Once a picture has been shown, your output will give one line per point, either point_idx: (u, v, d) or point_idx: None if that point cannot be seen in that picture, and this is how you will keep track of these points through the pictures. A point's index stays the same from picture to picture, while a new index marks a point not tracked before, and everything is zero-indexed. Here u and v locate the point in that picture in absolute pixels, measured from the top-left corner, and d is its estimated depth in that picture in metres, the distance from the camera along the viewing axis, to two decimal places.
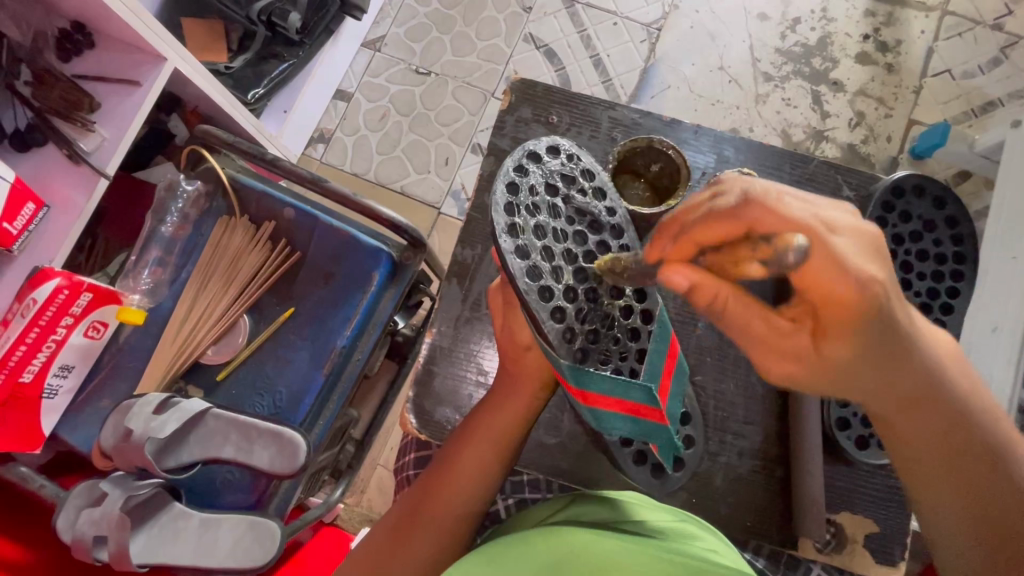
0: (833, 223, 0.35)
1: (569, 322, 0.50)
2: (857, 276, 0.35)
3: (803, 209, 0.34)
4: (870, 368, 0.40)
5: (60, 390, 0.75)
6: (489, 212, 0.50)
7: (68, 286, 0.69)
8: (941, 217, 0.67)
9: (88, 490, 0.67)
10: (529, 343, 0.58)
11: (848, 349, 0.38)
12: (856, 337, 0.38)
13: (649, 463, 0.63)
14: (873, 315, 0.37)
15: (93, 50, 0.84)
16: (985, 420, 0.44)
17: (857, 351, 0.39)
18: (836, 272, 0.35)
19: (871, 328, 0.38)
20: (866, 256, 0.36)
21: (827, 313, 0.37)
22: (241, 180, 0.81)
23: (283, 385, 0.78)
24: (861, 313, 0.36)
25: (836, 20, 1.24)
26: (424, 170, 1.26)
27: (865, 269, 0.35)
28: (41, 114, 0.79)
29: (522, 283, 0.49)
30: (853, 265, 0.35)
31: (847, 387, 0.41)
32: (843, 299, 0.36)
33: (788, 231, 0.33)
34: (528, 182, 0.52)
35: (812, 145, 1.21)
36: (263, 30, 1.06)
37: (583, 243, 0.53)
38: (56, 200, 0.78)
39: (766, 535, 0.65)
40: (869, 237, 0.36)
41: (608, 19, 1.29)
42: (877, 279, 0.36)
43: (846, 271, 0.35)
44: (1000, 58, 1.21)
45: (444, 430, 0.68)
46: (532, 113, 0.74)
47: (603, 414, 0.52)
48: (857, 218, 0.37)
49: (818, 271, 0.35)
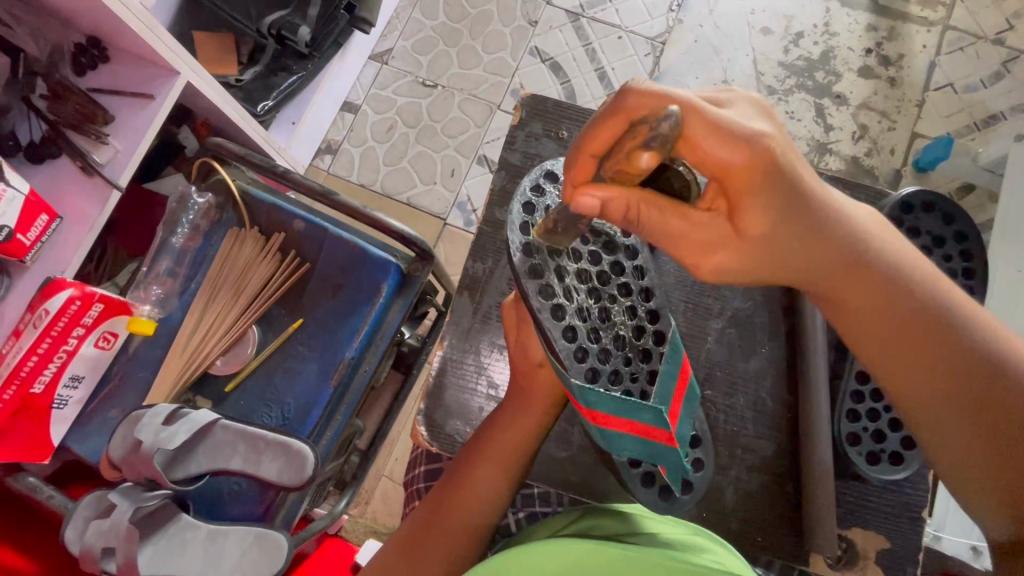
0: (712, 105, 0.44)
1: (580, 341, 0.51)
2: (737, 134, 0.43)
3: (681, 92, 0.42)
4: (778, 231, 0.47)
5: (70, 401, 0.75)
6: (506, 231, 0.51)
7: (80, 296, 0.70)
8: (949, 233, 0.68)
9: (96, 502, 0.68)
10: (542, 360, 0.59)
11: (759, 218, 0.46)
12: (759, 200, 0.45)
13: (657, 485, 0.62)
14: (771, 174, 0.44)
15: (108, 64, 0.86)
16: (946, 296, 0.48)
17: (757, 206, 0.45)
18: (716, 146, 0.42)
19: (765, 199, 0.45)
20: (745, 121, 0.44)
21: (724, 175, 0.44)
22: (250, 192, 0.81)
23: (292, 397, 0.78)
24: (754, 168, 0.44)
25: (839, 34, 1.26)
26: (430, 182, 1.27)
27: (743, 130, 0.43)
28: (55, 126, 0.79)
29: (534, 302, 0.50)
30: (732, 130, 0.42)
31: (779, 270, 0.49)
32: (735, 165, 0.43)
33: (665, 106, 0.40)
34: (545, 203, 0.53)
35: (816, 158, 1.21)
36: (274, 43, 1.08)
37: (597, 262, 0.55)
38: (68, 212, 0.79)
39: (777, 551, 0.65)
40: (753, 113, 0.45)
41: (613, 32, 1.30)
42: (761, 137, 0.44)
43: (725, 142, 0.42)
44: (1002, 72, 1.22)
45: (455, 442, 0.68)
46: (543, 128, 0.75)
47: (612, 435, 0.52)
48: (747, 104, 0.46)
49: (704, 137, 0.42)
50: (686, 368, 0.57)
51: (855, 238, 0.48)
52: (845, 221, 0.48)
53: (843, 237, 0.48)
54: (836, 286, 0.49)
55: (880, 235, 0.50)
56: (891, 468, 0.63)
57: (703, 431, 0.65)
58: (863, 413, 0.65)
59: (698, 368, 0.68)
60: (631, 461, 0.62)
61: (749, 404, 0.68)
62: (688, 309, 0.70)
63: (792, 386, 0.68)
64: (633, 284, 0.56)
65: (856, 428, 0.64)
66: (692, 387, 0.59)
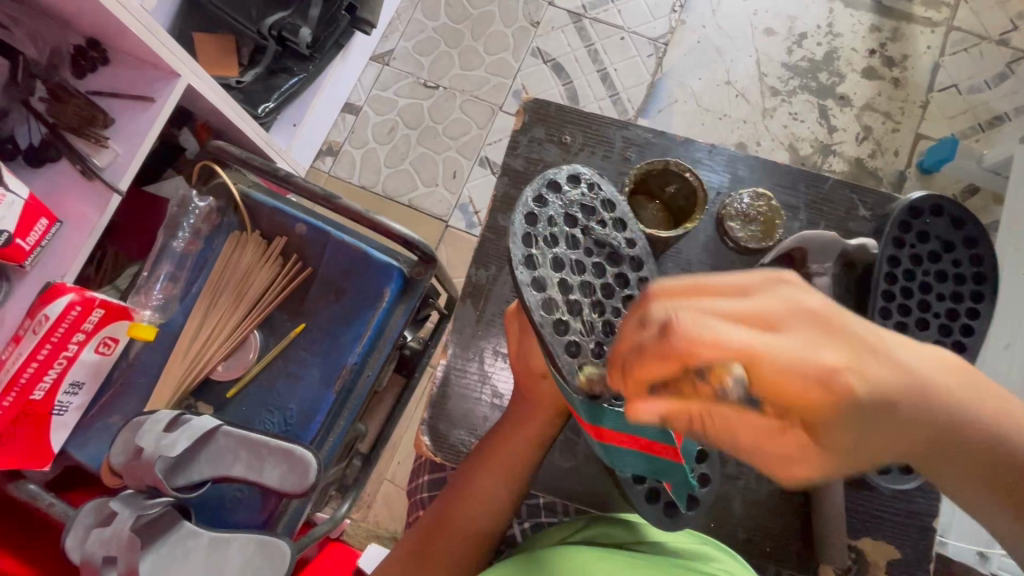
0: (768, 319, 0.32)
1: (584, 356, 0.49)
2: (809, 369, 0.31)
3: (734, 329, 0.31)
4: (871, 443, 0.35)
5: (70, 407, 0.74)
6: (507, 243, 0.50)
7: (80, 301, 0.69)
8: (959, 237, 0.67)
9: (97, 510, 0.67)
10: (545, 371, 0.57)
11: (848, 438, 0.34)
12: (849, 424, 0.34)
13: (661, 501, 0.57)
14: (854, 403, 0.33)
15: (108, 66, 0.85)
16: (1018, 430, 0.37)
17: (847, 431, 0.34)
18: (789, 380, 0.31)
19: (854, 417, 0.33)
20: (815, 343, 0.32)
21: (802, 411, 0.33)
22: (252, 196, 0.81)
23: (294, 403, 0.78)
24: (837, 406, 0.32)
25: (842, 35, 1.25)
26: (432, 184, 1.26)
27: (816, 360, 0.31)
28: (55, 130, 0.79)
29: (536, 316, 0.48)
30: (807, 363, 0.31)
31: (866, 462, 0.37)
32: (807, 399, 0.32)
33: (725, 360, 0.31)
34: (547, 214, 0.53)
35: (820, 159, 1.21)
36: (274, 44, 1.06)
37: (601, 274, 0.53)
38: (69, 216, 0.78)
39: (785, 560, 0.64)
40: (813, 315, 0.32)
41: (615, 33, 1.30)
42: (835, 368, 0.32)
43: (796, 375, 0.31)
44: (1007, 73, 1.21)
45: (459, 454, 0.68)
46: (544, 133, 0.74)
47: (615, 450, 0.51)
48: (801, 296, 0.33)
49: (774, 378, 0.31)
50: None
51: (938, 407, 0.35)
52: (921, 389, 0.35)
53: (930, 413, 0.35)
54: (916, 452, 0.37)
55: (959, 384, 0.36)
56: (902, 477, 0.62)
57: (710, 444, 0.59)
58: None
59: None
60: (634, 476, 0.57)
61: None
62: None
63: None
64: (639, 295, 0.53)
65: None
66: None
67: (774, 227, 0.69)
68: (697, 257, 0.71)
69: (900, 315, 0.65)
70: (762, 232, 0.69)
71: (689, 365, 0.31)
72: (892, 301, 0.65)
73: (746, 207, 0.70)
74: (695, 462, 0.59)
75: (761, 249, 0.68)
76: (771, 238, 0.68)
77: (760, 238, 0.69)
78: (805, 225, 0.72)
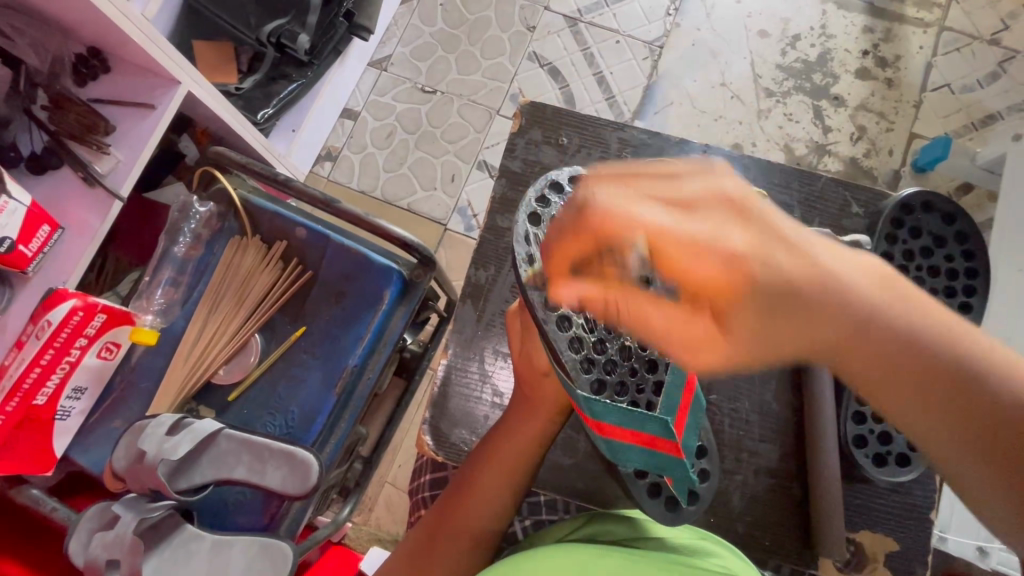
0: (681, 202, 0.38)
1: (586, 352, 0.51)
2: (712, 249, 0.36)
3: (647, 207, 0.37)
4: (771, 331, 0.37)
5: (73, 411, 0.75)
6: (511, 243, 0.51)
7: (83, 307, 0.70)
8: (950, 233, 0.68)
9: (100, 513, 0.67)
10: (547, 369, 0.58)
11: (743, 319, 0.37)
12: (745, 308, 0.36)
13: (663, 497, 0.59)
14: (754, 289, 0.36)
15: (108, 75, 0.86)
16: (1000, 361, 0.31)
17: (746, 317, 0.37)
18: (683, 258, 0.37)
19: (748, 294, 0.36)
20: (721, 227, 0.37)
21: (709, 294, 0.37)
22: (253, 201, 0.81)
23: (296, 405, 0.78)
24: (731, 287, 0.36)
25: (836, 36, 1.26)
26: (430, 187, 1.27)
27: (718, 243, 0.36)
28: (56, 137, 0.80)
29: (540, 313, 0.50)
30: (702, 244, 0.36)
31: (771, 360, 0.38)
32: (711, 280, 0.37)
33: (632, 231, 0.37)
34: (552, 213, 0.53)
35: (815, 159, 1.22)
36: (274, 51, 1.08)
37: None
38: (70, 223, 0.79)
39: (784, 555, 0.65)
40: (726, 201, 0.38)
41: (610, 37, 1.31)
42: (740, 252, 0.36)
43: (694, 257, 0.36)
44: (999, 72, 1.23)
45: (460, 452, 0.68)
46: (543, 134, 0.75)
47: (618, 445, 0.52)
48: (715, 184, 0.39)
49: (675, 253, 0.37)
50: (691, 380, 0.57)
51: (843, 300, 0.35)
52: (825, 279, 0.36)
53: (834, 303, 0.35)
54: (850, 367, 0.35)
55: (877, 287, 0.35)
56: (897, 469, 0.63)
57: (707, 441, 0.63)
58: (869, 415, 0.65)
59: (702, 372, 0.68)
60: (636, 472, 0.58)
61: (753, 407, 0.67)
62: None
63: (797, 390, 0.67)
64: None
65: (862, 430, 0.64)
66: (698, 396, 0.60)
67: None
68: None
69: None
70: None
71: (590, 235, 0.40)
72: None
73: None
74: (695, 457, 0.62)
75: None
76: None
77: None
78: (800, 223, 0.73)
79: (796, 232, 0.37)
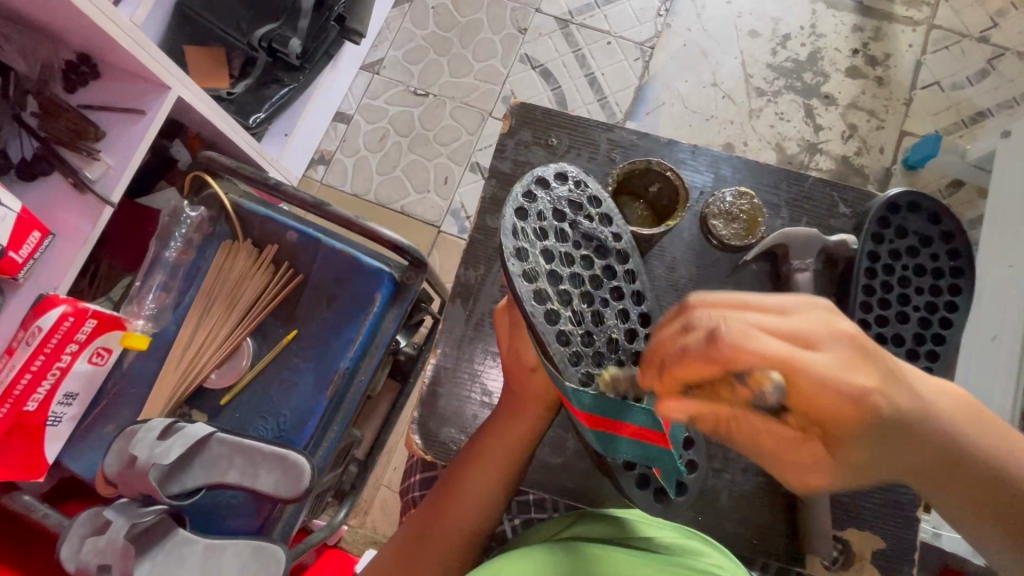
0: (802, 340, 0.38)
1: (573, 345, 0.52)
2: (835, 387, 0.38)
3: (773, 340, 0.37)
4: (870, 443, 0.41)
5: (65, 417, 0.75)
6: (498, 236, 0.51)
7: (73, 313, 0.70)
8: (936, 233, 0.69)
9: (92, 519, 0.67)
10: (535, 364, 0.58)
11: (853, 446, 0.41)
12: (855, 429, 0.40)
13: (652, 487, 0.59)
14: (867, 415, 0.39)
15: (98, 81, 0.86)
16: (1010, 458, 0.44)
17: (855, 436, 0.40)
18: (815, 392, 0.38)
19: (859, 423, 0.39)
20: (840, 362, 0.38)
21: (826, 418, 0.39)
22: (244, 206, 0.81)
23: (287, 409, 0.78)
24: (856, 417, 0.39)
25: (825, 36, 1.27)
26: (424, 190, 1.28)
27: (841, 379, 0.38)
28: (46, 144, 0.80)
29: (528, 306, 0.49)
30: (830, 380, 0.37)
31: (858, 468, 0.43)
32: (835, 409, 0.38)
33: (762, 367, 0.36)
34: (537, 208, 0.54)
35: (806, 158, 1.22)
36: (264, 56, 1.07)
37: (590, 267, 0.56)
38: (61, 228, 0.79)
39: (773, 552, 0.65)
40: (841, 338, 0.39)
41: (602, 38, 1.31)
42: (852, 385, 0.38)
43: (823, 390, 0.37)
44: (988, 69, 1.23)
45: (450, 451, 0.69)
46: (532, 135, 0.75)
47: (608, 435, 0.52)
48: (827, 321, 0.39)
49: (807, 392, 0.37)
50: None
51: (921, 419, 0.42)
52: (908, 402, 0.41)
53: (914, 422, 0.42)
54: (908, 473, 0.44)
55: (938, 406, 0.43)
56: None
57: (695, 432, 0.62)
58: None
59: None
60: (625, 463, 0.58)
61: None
62: None
63: None
64: (625, 287, 0.57)
65: None
66: None
67: (757, 223, 0.69)
68: (681, 255, 0.72)
69: (879, 308, 0.67)
70: (746, 230, 0.69)
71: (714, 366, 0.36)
72: (872, 294, 0.67)
73: (730, 205, 0.69)
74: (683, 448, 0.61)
75: (744, 246, 0.69)
76: (752, 236, 0.69)
77: (743, 235, 0.69)
78: (787, 222, 0.73)
79: (886, 360, 0.42)
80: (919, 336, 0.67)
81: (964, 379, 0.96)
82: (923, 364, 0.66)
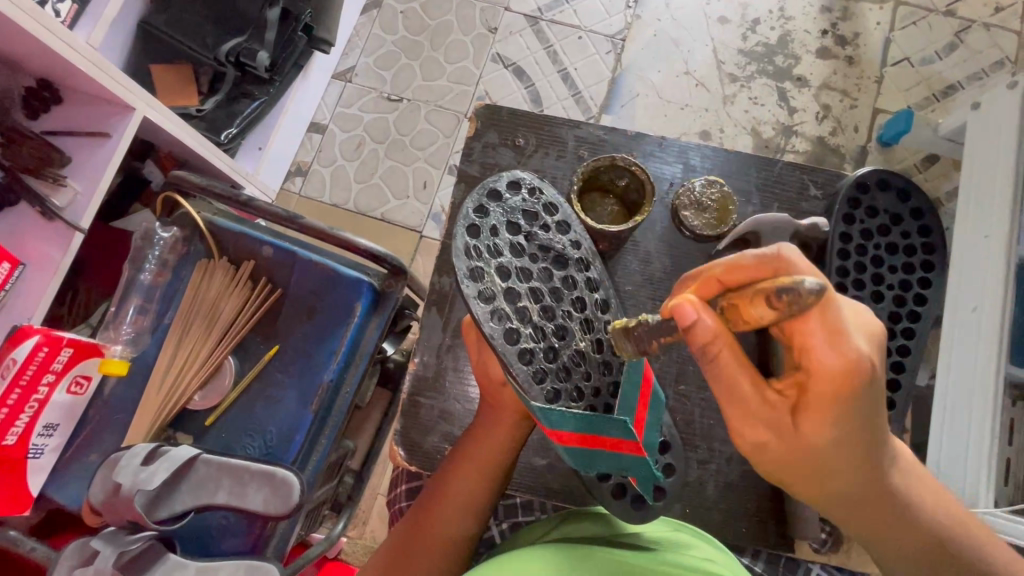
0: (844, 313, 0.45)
1: (537, 363, 0.53)
2: (851, 350, 0.44)
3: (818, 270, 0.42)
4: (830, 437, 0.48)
5: (46, 449, 0.74)
6: (451, 257, 0.52)
7: (47, 342, 0.71)
8: (905, 210, 0.72)
9: (79, 550, 0.66)
10: (504, 379, 0.60)
11: (820, 424, 0.47)
12: (827, 418, 0.46)
13: (628, 494, 0.59)
14: (855, 392, 0.45)
15: (60, 106, 0.85)
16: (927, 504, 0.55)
17: (825, 421, 0.46)
18: (822, 344, 0.44)
19: (839, 407, 0.46)
20: (863, 337, 0.45)
21: (816, 379, 0.45)
22: (217, 223, 0.80)
23: (273, 425, 0.78)
24: (847, 388, 0.45)
25: (795, 18, 1.27)
26: (403, 196, 1.27)
27: (857, 349, 0.44)
28: (11, 172, 0.78)
29: (487, 328, 0.51)
30: (850, 343, 0.44)
31: (811, 463, 0.50)
32: (834, 369, 0.44)
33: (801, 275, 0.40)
34: (489, 223, 0.55)
35: (782, 141, 1.23)
36: (233, 71, 1.06)
37: (549, 279, 0.56)
38: (31, 258, 0.78)
39: (760, 537, 0.65)
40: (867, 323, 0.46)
41: (572, 33, 1.31)
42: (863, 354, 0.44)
43: (834, 345, 0.44)
44: (956, 43, 1.24)
45: (434, 460, 0.69)
46: (498, 137, 0.75)
47: (579, 452, 0.53)
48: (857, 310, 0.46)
49: (817, 348, 0.44)
50: (648, 373, 0.57)
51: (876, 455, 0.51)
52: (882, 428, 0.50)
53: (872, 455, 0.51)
54: (830, 481, 0.51)
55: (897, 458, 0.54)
56: None
57: (670, 436, 0.62)
58: None
59: (669, 365, 0.68)
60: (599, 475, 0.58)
61: None
62: (655, 305, 0.70)
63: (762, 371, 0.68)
64: (587, 296, 0.57)
65: None
66: (657, 389, 0.59)
67: (727, 210, 0.69)
68: (654, 249, 0.71)
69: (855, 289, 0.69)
70: (717, 219, 0.69)
71: (772, 286, 0.36)
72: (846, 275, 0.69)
73: (700, 194, 0.70)
74: (660, 453, 0.61)
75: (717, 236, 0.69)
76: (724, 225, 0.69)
77: (715, 224, 0.69)
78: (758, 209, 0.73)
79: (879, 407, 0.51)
80: (894, 314, 0.71)
81: (948, 352, 0.96)
82: (899, 343, 0.70)
